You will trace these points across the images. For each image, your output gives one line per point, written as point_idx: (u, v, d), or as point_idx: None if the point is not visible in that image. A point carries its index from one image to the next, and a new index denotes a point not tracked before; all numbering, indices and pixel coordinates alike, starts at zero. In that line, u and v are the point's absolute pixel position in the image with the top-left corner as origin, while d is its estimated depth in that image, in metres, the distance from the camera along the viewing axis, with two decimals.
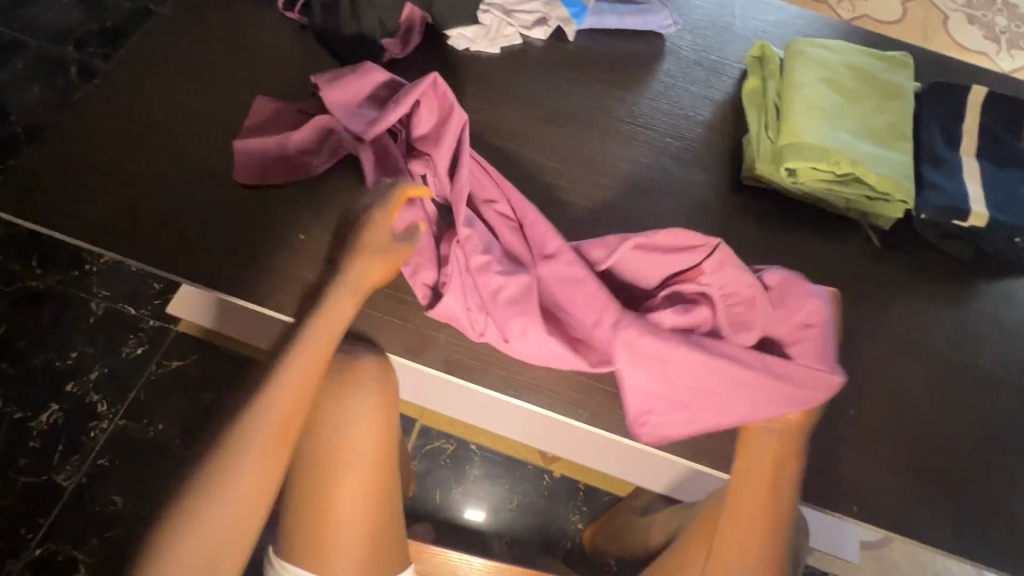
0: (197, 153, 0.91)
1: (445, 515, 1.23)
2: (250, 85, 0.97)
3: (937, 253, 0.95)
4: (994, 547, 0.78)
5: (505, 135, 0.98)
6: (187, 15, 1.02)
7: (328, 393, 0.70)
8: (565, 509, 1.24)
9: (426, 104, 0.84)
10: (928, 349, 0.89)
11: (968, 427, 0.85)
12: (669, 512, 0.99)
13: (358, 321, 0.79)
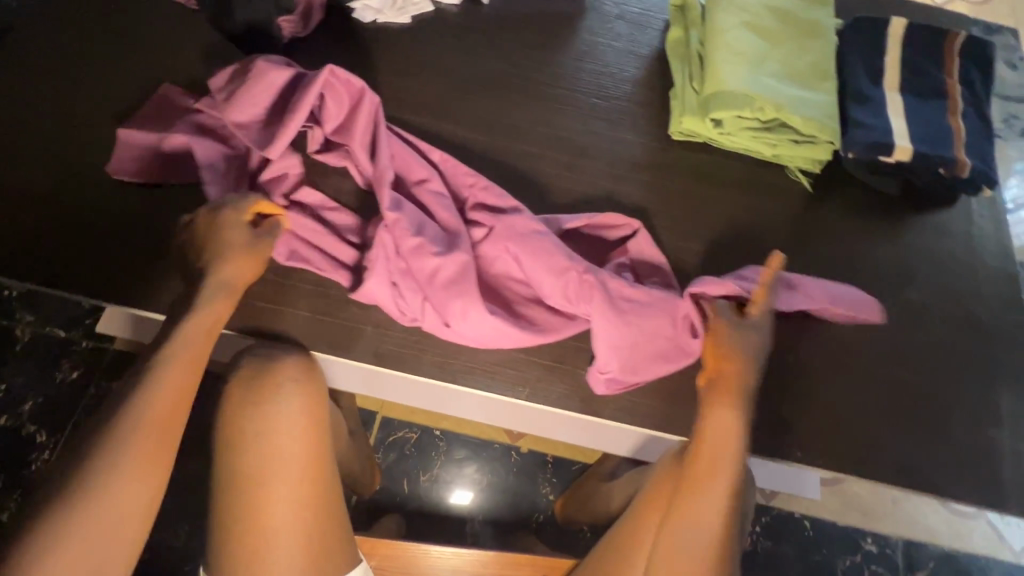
0: (91, 158, 0.84)
1: (416, 504, 1.21)
2: (142, 79, 0.89)
3: (868, 191, 0.95)
4: (934, 473, 0.81)
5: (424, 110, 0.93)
6: (61, 6, 0.93)
7: (248, 400, 0.67)
8: (535, 484, 1.23)
9: (333, 95, 0.80)
10: (865, 288, 0.90)
11: (906, 361, 0.86)
12: (631, 476, 0.99)
13: (278, 321, 0.75)
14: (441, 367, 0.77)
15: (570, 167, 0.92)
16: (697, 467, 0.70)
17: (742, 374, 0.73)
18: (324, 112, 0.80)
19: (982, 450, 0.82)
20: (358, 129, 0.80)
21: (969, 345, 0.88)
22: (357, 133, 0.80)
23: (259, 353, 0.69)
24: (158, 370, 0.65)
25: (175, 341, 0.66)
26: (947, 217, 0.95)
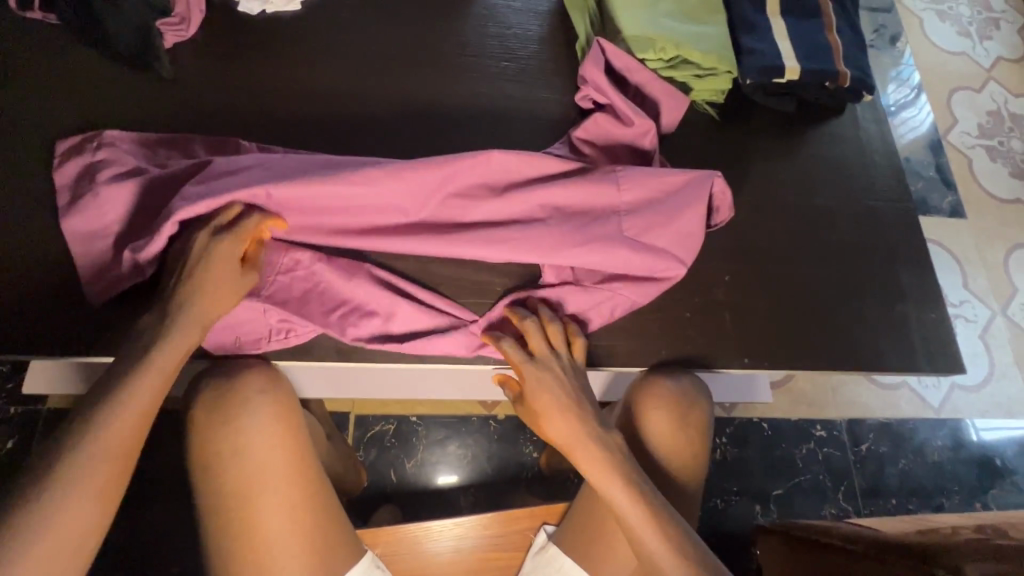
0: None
1: (407, 490, 1.22)
2: (13, 115, 0.81)
3: (768, 113, 1.03)
4: (859, 353, 0.91)
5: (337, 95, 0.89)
6: None
7: (212, 420, 0.65)
8: (518, 445, 1.28)
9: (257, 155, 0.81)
10: (780, 203, 0.98)
11: (823, 259, 0.96)
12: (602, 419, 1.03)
13: None
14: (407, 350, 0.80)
15: (494, 134, 0.93)
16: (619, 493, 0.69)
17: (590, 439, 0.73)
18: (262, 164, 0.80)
19: (896, 325, 0.94)
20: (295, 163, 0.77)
21: (872, 236, 0.99)
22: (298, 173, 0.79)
23: (221, 374, 0.67)
24: (145, 362, 0.63)
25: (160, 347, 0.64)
26: (838, 126, 1.05)
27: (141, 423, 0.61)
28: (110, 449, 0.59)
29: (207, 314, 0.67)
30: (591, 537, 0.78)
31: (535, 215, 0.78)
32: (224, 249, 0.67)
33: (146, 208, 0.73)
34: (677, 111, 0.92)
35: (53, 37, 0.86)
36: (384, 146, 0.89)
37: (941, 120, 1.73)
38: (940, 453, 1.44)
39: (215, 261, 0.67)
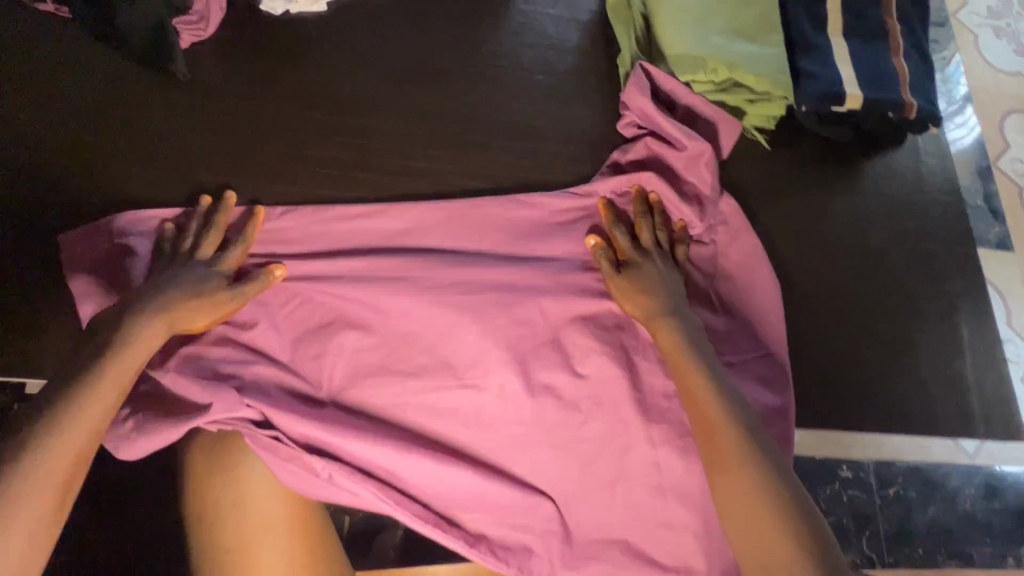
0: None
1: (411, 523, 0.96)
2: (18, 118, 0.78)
3: (821, 142, 0.94)
4: (906, 412, 0.85)
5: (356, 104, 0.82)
6: None
7: (214, 468, 0.62)
8: None
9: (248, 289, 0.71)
10: (829, 241, 0.90)
11: (873, 305, 0.88)
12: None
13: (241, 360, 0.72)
14: None
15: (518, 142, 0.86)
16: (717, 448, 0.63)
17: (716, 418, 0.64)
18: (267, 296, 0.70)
19: (949, 382, 0.87)
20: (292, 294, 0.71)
21: (924, 284, 0.91)
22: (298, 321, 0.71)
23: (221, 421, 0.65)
24: (88, 388, 0.58)
25: (106, 373, 0.59)
26: (896, 159, 0.97)
27: (83, 451, 0.57)
28: (34, 510, 0.53)
29: (156, 334, 0.64)
30: None
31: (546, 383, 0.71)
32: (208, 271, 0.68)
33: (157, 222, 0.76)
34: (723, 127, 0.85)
35: (63, 31, 0.81)
36: (407, 163, 0.83)
37: (993, 144, 1.63)
38: (973, 501, 1.36)
39: (190, 277, 0.67)
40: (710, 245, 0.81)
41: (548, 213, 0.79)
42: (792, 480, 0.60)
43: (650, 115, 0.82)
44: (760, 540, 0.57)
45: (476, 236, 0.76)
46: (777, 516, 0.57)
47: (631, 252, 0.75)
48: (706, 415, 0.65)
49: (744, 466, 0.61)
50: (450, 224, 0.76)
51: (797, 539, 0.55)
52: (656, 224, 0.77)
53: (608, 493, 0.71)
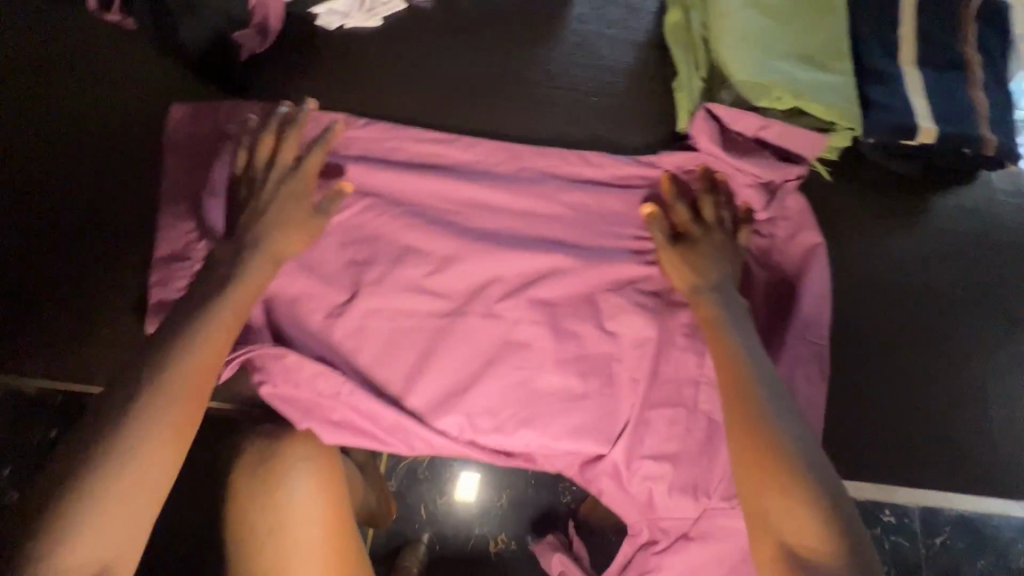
0: (70, 226, 0.83)
1: (432, 536, 0.95)
2: (94, 133, 0.84)
3: (886, 175, 0.90)
4: (958, 466, 0.83)
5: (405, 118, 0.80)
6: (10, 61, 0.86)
7: (253, 484, 0.60)
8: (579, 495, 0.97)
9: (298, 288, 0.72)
10: (892, 281, 0.86)
11: (936, 351, 0.84)
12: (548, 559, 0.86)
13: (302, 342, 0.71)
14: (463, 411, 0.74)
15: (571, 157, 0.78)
16: (730, 400, 0.60)
17: (736, 370, 0.62)
18: (316, 300, 0.72)
19: (1013, 436, 0.83)
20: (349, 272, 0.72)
21: (992, 330, 0.85)
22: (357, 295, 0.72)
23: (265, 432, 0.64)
24: (198, 328, 0.61)
25: (212, 305, 0.62)
26: (967, 196, 0.91)
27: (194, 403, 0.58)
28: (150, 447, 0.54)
29: (264, 258, 0.67)
30: None
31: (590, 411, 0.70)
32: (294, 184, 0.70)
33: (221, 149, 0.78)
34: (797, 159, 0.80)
35: (134, 49, 0.85)
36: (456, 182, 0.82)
37: None
38: None
39: (279, 193, 0.69)
40: (770, 239, 0.79)
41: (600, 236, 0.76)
42: (825, 466, 0.56)
43: (714, 139, 0.78)
44: (789, 524, 0.53)
45: (527, 262, 0.73)
46: (812, 509, 0.52)
47: (690, 225, 0.73)
48: (726, 364, 0.63)
49: (759, 426, 0.57)
50: (501, 241, 0.74)
51: (833, 532, 0.51)
52: (719, 203, 0.75)
53: (644, 532, 0.70)
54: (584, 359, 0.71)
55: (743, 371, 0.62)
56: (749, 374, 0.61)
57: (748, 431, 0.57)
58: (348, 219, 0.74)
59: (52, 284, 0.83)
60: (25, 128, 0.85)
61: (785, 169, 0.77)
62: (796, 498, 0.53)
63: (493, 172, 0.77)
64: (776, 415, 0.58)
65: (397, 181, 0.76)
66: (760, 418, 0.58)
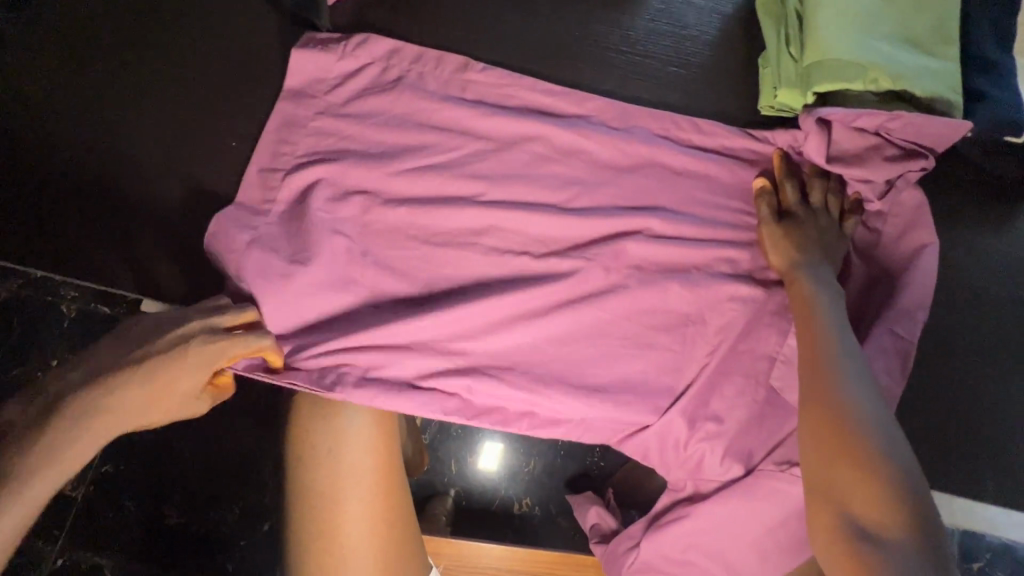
0: (159, 143, 0.83)
1: (459, 493, 0.98)
2: (193, 58, 0.85)
3: (981, 174, 0.84)
4: (1019, 486, 0.79)
5: (487, 74, 0.80)
6: None
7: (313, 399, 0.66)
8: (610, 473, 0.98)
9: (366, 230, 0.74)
10: (971, 287, 0.82)
11: (1010, 365, 0.80)
12: (585, 505, 0.86)
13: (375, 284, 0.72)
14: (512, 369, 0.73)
15: (656, 127, 0.79)
16: (811, 380, 0.59)
17: (821, 352, 0.61)
18: (381, 246, 0.74)
19: None
20: (425, 220, 0.74)
21: None
22: (429, 244, 0.74)
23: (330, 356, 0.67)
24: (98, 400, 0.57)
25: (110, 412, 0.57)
26: None
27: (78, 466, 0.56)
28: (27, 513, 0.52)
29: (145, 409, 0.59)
30: None
31: (639, 382, 0.71)
32: (214, 352, 0.61)
33: (315, 93, 0.79)
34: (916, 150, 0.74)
35: None
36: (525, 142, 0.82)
37: None
38: None
39: (183, 355, 0.60)
40: (877, 234, 0.76)
41: (666, 210, 0.75)
42: (909, 459, 0.53)
43: (825, 137, 0.73)
44: (855, 498, 0.52)
45: (595, 226, 0.74)
46: (883, 490, 0.51)
47: (797, 206, 0.73)
48: (811, 344, 0.62)
49: (839, 407, 0.56)
50: (564, 208, 0.75)
51: (901, 514, 0.50)
52: (829, 188, 0.74)
53: (686, 489, 0.70)
54: (638, 330, 0.72)
55: (829, 353, 0.60)
56: (837, 357, 0.60)
57: (825, 409, 0.56)
58: (428, 167, 0.76)
59: (132, 200, 0.82)
60: (125, 44, 0.86)
61: (908, 161, 0.73)
62: (870, 482, 0.52)
63: (570, 134, 0.77)
64: (860, 400, 0.56)
65: (471, 139, 0.77)
66: (843, 399, 0.56)
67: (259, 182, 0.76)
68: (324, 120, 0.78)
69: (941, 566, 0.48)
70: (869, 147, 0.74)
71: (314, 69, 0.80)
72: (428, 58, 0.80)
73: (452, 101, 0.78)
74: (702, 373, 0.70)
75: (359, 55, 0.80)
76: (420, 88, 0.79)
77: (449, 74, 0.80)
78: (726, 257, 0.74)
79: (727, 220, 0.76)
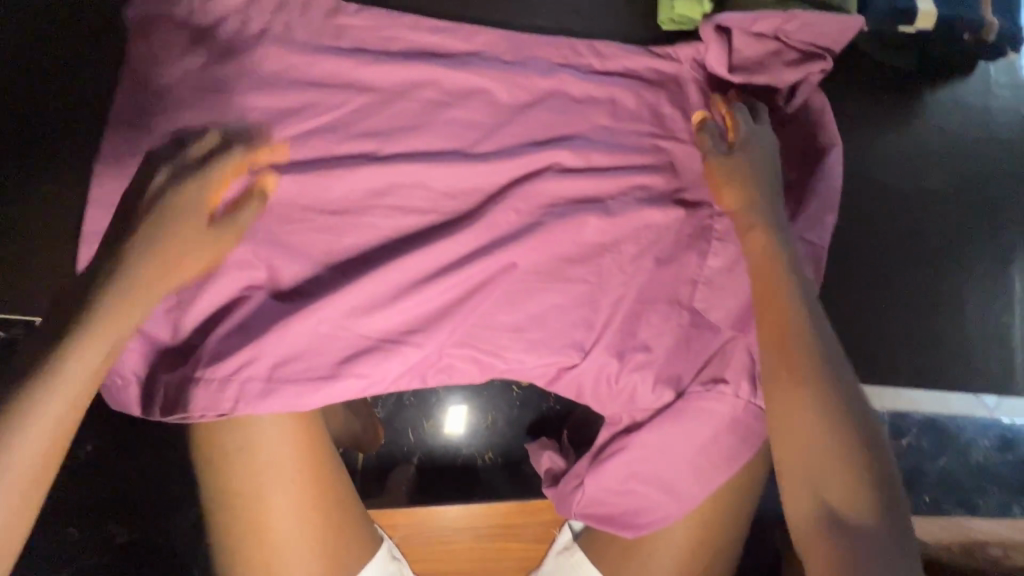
0: None
1: (422, 458, 0.97)
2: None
3: (883, 71, 0.84)
4: (937, 371, 0.82)
5: (362, 16, 0.72)
6: None
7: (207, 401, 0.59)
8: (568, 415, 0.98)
9: None
10: (879, 184, 0.83)
11: (920, 257, 0.82)
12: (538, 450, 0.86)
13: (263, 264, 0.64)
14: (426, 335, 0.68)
15: (555, 58, 0.74)
16: (762, 303, 0.60)
17: (773, 274, 0.61)
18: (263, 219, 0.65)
19: (996, 340, 0.82)
20: (305, 184, 0.65)
21: (979, 230, 0.83)
22: (320, 211, 0.66)
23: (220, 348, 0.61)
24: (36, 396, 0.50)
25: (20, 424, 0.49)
26: (964, 92, 0.86)
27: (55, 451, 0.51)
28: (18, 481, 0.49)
29: (59, 398, 0.50)
30: (622, 552, 0.68)
31: (564, 326, 0.69)
32: (194, 202, 0.57)
33: (166, 56, 0.69)
34: (815, 52, 0.74)
35: None
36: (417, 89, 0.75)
37: None
38: None
39: (144, 280, 0.55)
40: (784, 142, 0.75)
41: (572, 143, 0.71)
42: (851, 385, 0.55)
43: (725, 47, 0.72)
44: (791, 417, 0.55)
45: (504, 171, 0.70)
46: (833, 439, 0.53)
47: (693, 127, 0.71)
48: (764, 266, 0.62)
49: (788, 331, 0.57)
50: (464, 154, 0.70)
51: (828, 435, 0.53)
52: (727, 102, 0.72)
53: (623, 421, 0.70)
54: (557, 272, 0.69)
55: (782, 276, 0.60)
56: (790, 280, 0.60)
57: (776, 332, 0.58)
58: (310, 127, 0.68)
59: None
60: None
61: (806, 65, 0.73)
62: (806, 406, 0.54)
63: (464, 75, 0.71)
64: (809, 323, 0.57)
65: (354, 91, 0.69)
66: (794, 323, 0.58)
67: (116, 168, 0.67)
68: (181, 86, 0.68)
69: (859, 482, 0.52)
70: (769, 52, 0.73)
71: (158, 32, 0.69)
72: (292, 3, 0.71)
73: (325, 49, 0.70)
74: (625, 306, 0.69)
75: (210, 9, 0.70)
76: (287, 40, 0.70)
77: (319, 22, 0.72)
78: (639, 184, 0.71)
79: (636, 145, 0.72)
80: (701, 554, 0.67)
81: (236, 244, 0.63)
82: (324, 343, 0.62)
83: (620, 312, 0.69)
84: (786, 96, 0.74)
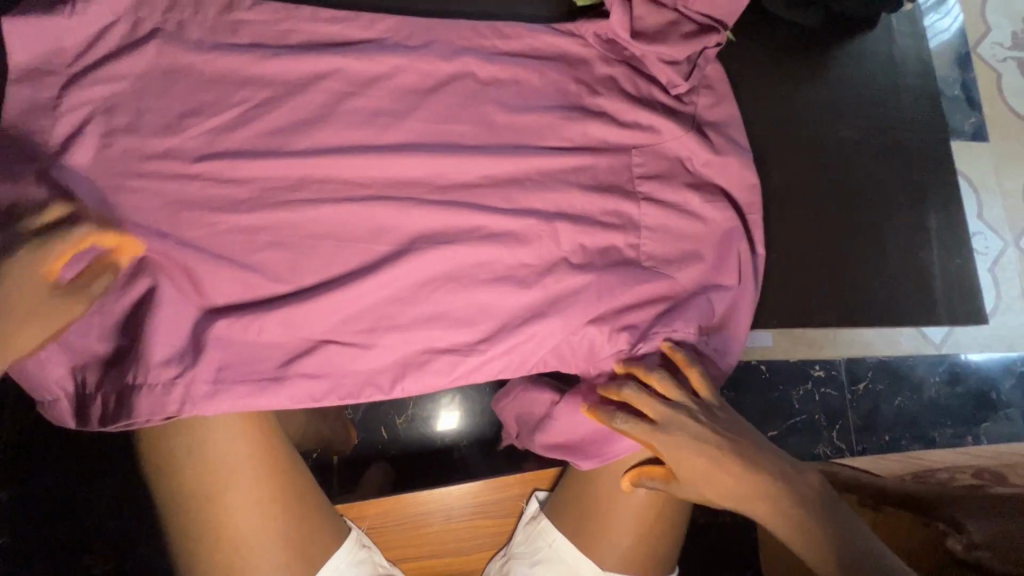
0: None
1: (398, 453, 0.98)
2: None
3: (786, 27, 0.89)
4: (873, 305, 0.84)
5: (258, 11, 0.73)
6: None
7: (147, 406, 0.59)
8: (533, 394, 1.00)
9: (160, 209, 0.65)
10: (789, 133, 0.87)
11: (837, 200, 0.86)
12: (501, 404, 0.78)
13: (183, 267, 0.64)
14: (357, 328, 0.67)
15: (456, 39, 0.76)
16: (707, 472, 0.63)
17: (672, 451, 0.63)
18: (183, 223, 0.65)
19: (918, 273, 0.86)
20: (225, 186, 0.67)
21: (889, 171, 0.88)
22: (239, 208, 0.67)
23: (153, 353, 0.60)
24: None
25: None
26: (866, 42, 0.91)
27: None
28: None
29: None
30: (586, 513, 0.69)
31: (492, 297, 0.70)
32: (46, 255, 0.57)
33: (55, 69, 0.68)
34: (710, 25, 0.79)
35: None
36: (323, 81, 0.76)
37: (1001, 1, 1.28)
38: (1001, 394, 1.14)
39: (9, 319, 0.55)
40: (692, 107, 0.80)
41: (483, 122, 0.74)
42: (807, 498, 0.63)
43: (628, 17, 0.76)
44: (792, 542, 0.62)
45: (417, 152, 0.71)
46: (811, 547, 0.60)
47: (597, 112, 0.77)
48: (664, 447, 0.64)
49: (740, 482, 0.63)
50: (376, 140, 0.71)
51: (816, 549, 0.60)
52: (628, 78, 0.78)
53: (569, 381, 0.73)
54: (479, 247, 0.70)
55: (694, 448, 0.63)
56: (702, 448, 0.63)
57: (731, 488, 0.63)
58: (216, 125, 0.68)
59: None
60: None
61: (702, 36, 0.78)
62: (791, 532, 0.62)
63: (367, 62, 0.72)
64: (751, 473, 0.63)
65: (257, 85, 0.70)
66: (738, 478, 0.63)
67: None
68: (72, 95, 0.67)
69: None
70: (668, 23, 0.78)
71: (43, 39, 0.67)
72: (183, 3, 0.71)
73: (222, 47, 0.70)
74: (551, 277, 0.71)
75: (95, 13, 0.69)
76: (182, 41, 0.70)
77: (213, 19, 0.72)
78: (548, 153, 0.74)
79: (544, 117, 0.75)
80: (662, 505, 0.68)
81: (155, 250, 0.64)
82: (254, 336, 0.64)
83: (546, 277, 0.71)
84: (688, 65, 0.79)
